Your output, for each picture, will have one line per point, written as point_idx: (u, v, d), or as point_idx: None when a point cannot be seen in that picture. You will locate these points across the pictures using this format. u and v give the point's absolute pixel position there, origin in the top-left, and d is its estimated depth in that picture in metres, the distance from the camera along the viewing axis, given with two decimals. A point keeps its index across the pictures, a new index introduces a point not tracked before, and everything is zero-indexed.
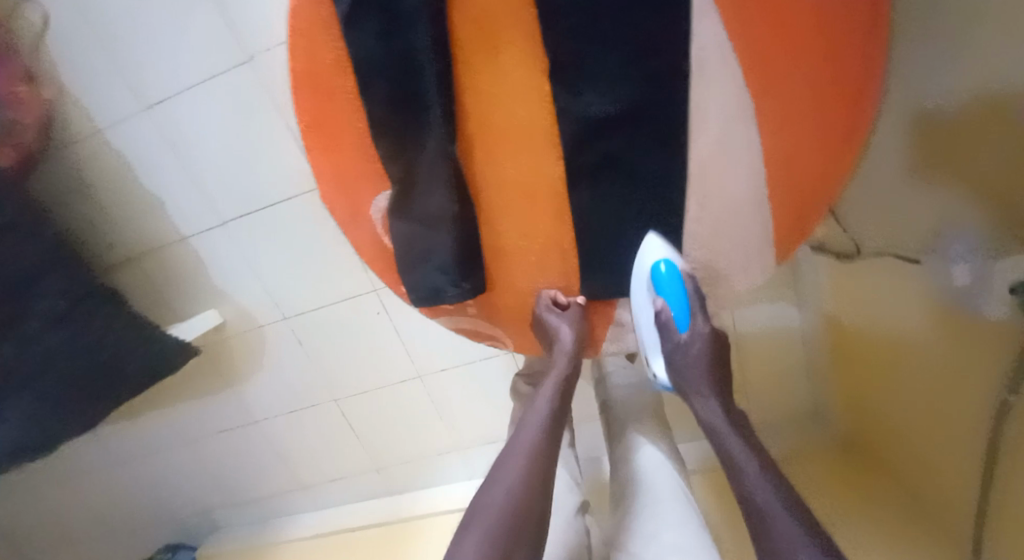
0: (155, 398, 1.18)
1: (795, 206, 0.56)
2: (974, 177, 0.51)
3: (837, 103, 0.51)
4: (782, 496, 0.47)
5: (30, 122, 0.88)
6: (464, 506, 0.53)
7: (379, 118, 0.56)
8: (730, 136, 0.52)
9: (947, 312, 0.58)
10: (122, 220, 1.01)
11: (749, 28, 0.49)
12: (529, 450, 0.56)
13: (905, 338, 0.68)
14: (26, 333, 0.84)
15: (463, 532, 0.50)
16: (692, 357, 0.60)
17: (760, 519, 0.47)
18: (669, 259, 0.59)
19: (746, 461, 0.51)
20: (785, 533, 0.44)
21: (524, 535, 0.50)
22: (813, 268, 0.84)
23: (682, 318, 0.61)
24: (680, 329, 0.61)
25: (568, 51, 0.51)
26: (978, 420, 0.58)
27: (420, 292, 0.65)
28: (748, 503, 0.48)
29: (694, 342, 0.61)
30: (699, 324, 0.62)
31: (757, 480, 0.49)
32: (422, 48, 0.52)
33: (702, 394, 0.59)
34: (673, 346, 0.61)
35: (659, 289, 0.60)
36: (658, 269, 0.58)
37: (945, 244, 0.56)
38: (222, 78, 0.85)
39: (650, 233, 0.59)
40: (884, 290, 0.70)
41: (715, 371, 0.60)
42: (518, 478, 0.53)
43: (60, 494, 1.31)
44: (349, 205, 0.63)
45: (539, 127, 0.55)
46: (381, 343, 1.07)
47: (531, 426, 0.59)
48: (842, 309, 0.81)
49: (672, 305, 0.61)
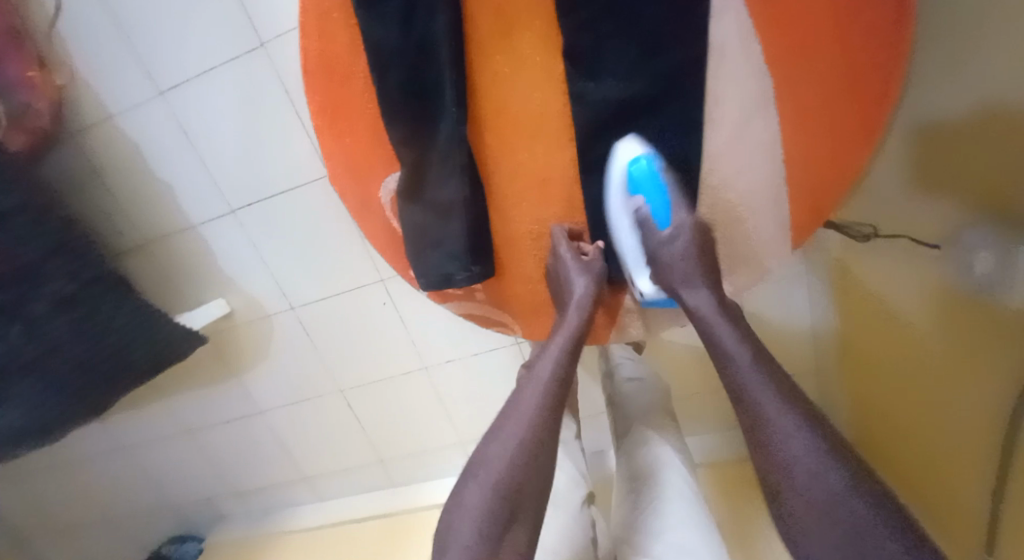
0: (160, 387, 1.19)
1: (810, 196, 0.54)
2: (1002, 180, 0.48)
3: (861, 94, 0.49)
4: (806, 426, 0.44)
5: (43, 106, 0.89)
6: (469, 456, 0.54)
7: (392, 101, 0.55)
8: (746, 118, 0.51)
9: (952, 296, 0.57)
10: (132, 207, 1.01)
11: (766, 14, 0.48)
12: (537, 405, 0.54)
13: (912, 318, 0.66)
14: (32, 317, 0.84)
15: (467, 481, 0.51)
16: (679, 252, 0.55)
17: (779, 460, 0.43)
18: (648, 155, 0.54)
19: (757, 384, 0.47)
20: (793, 443, 0.43)
21: (526, 491, 0.50)
22: (817, 262, 0.86)
23: (661, 213, 0.57)
24: (661, 225, 0.57)
25: (586, 37, 0.50)
26: (989, 409, 0.57)
27: (430, 277, 0.64)
28: (764, 439, 0.45)
29: (679, 236, 0.56)
30: (683, 214, 0.56)
31: (774, 410, 0.45)
32: (438, 32, 0.51)
33: (692, 284, 0.55)
34: (656, 242, 0.57)
35: (636, 187, 0.55)
36: (636, 167, 0.54)
37: (963, 237, 0.53)
38: (233, 64, 0.85)
39: (625, 136, 0.54)
40: (896, 263, 0.67)
41: (705, 260, 0.55)
42: (525, 429, 0.53)
43: (69, 480, 1.32)
44: (361, 188, 0.64)
45: (553, 112, 0.55)
46: (385, 332, 1.06)
47: (538, 381, 0.56)
48: (848, 286, 0.80)
49: (651, 202, 0.57)
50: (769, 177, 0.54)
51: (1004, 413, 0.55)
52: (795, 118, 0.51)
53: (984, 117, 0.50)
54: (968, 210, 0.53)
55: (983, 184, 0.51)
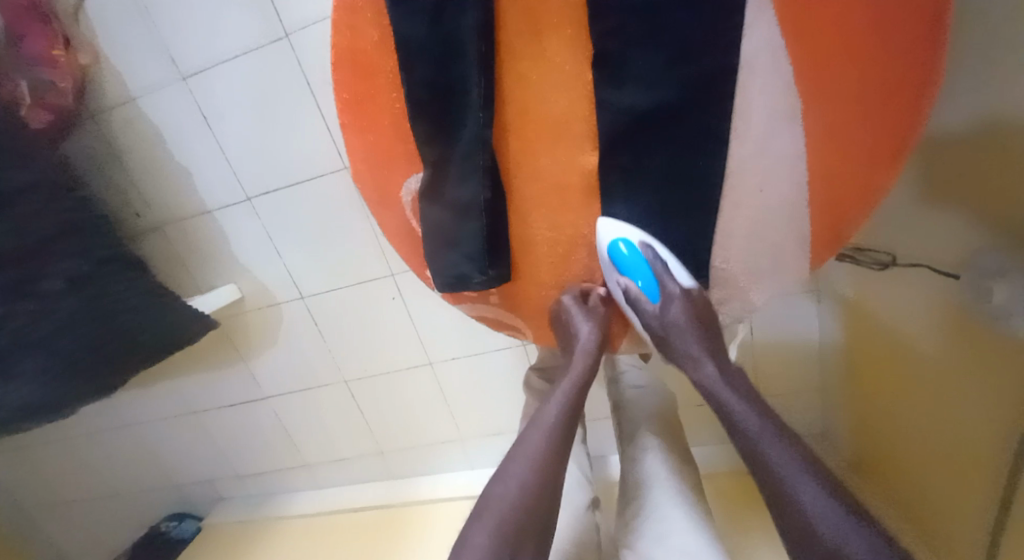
0: (168, 369, 1.21)
1: (830, 214, 0.55)
2: (1010, 210, 0.49)
3: (890, 113, 0.50)
4: (815, 477, 0.45)
5: (66, 84, 0.90)
6: (474, 499, 0.52)
7: (418, 98, 0.56)
8: (772, 135, 0.51)
9: (960, 318, 0.57)
10: (149, 189, 1.02)
11: (798, 31, 0.47)
12: (540, 447, 0.55)
13: (913, 343, 0.68)
14: (44, 293, 0.82)
15: (473, 522, 0.50)
16: (675, 325, 0.59)
17: (781, 488, 0.46)
18: (626, 237, 0.58)
19: (758, 425, 0.50)
20: (790, 471, 0.46)
21: (530, 529, 0.49)
22: (831, 287, 0.86)
23: (651, 290, 0.61)
24: (652, 300, 0.61)
25: (613, 43, 0.50)
26: (990, 427, 0.56)
27: (445, 277, 0.66)
28: (777, 482, 0.46)
29: (670, 307, 0.59)
30: (670, 288, 0.59)
31: (786, 462, 0.47)
32: (467, 33, 0.52)
33: (699, 359, 0.59)
34: (652, 318, 0.61)
35: (623, 267, 0.60)
36: (618, 250, 0.59)
37: (976, 260, 0.53)
38: (256, 52, 0.85)
39: (601, 219, 0.59)
40: (906, 301, 0.68)
41: (704, 332, 0.59)
42: (529, 472, 0.52)
43: (76, 453, 1.34)
44: (383, 185, 0.65)
45: (577, 117, 0.54)
46: (392, 325, 1.07)
47: (542, 427, 0.57)
48: (860, 318, 0.80)
49: (639, 281, 0.61)
50: (790, 197, 0.53)
51: (1005, 431, 0.54)
52: (821, 138, 0.51)
53: (1002, 142, 0.50)
54: (983, 230, 0.53)
55: (989, 208, 0.52)
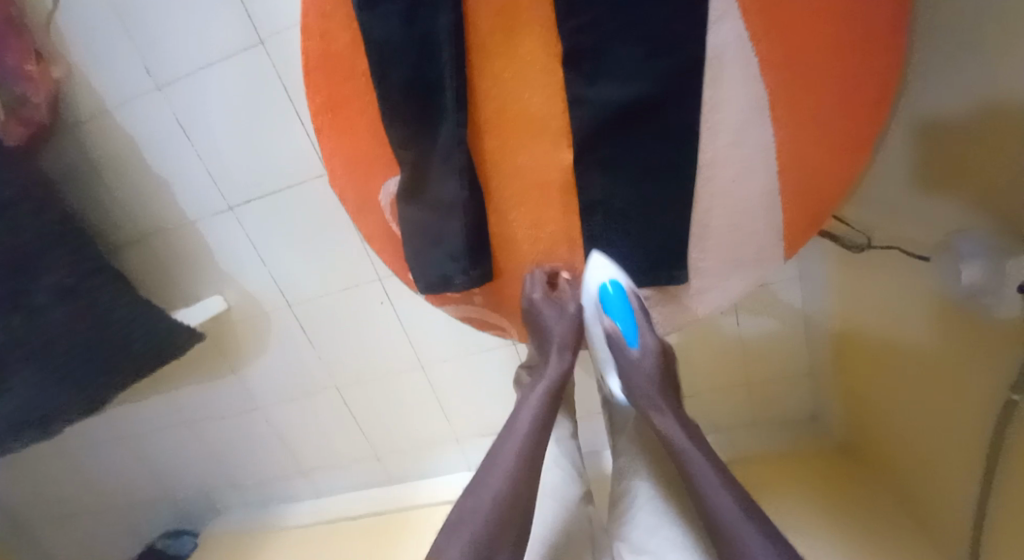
0: (158, 382, 1.20)
1: (804, 203, 0.56)
2: (999, 199, 0.48)
3: (855, 102, 0.51)
4: (741, 503, 0.48)
5: (41, 99, 0.89)
6: (447, 515, 0.52)
7: (393, 101, 0.56)
8: (745, 125, 0.51)
9: (950, 310, 0.57)
10: (129, 202, 1.01)
11: (765, 23, 0.48)
12: (516, 455, 0.55)
13: (900, 331, 0.68)
14: (32, 304, 0.84)
15: (448, 536, 0.50)
16: (644, 368, 0.62)
17: (711, 512, 0.48)
18: (615, 279, 0.60)
19: (694, 453, 0.53)
20: (720, 498, 0.49)
21: (510, 524, 0.51)
22: (811, 280, 0.86)
23: (631, 335, 0.63)
24: (631, 345, 0.63)
25: (584, 40, 0.50)
26: (979, 418, 0.57)
27: (428, 279, 0.65)
28: (706, 507, 0.49)
29: (645, 356, 0.62)
30: (648, 338, 0.63)
31: (715, 488, 0.50)
32: (441, 33, 0.52)
33: (656, 407, 0.60)
34: (625, 360, 0.63)
35: (608, 308, 0.62)
36: (604, 289, 0.60)
37: (956, 244, 0.52)
38: (233, 61, 0.85)
39: (593, 251, 0.61)
40: (892, 287, 0.68)
41: (664, 382, 0.62)
42: (504, 483, 0.53)
43: (68, 471, 1.33)
44: (362, 190, 0.65)
45: (552, 116, 0.55)
46: (381, 330, 1.07)
47: (515, 438, 0.57)
48: (847, 314, 0.80)
49: (620, 324, 0.63)
50: (765, 186, 0.54)
51: (994, 416, 0.55)
52: (792, 127, 0.51)
53: (969, 128, 0.51)
54: (974, 215, 0.52)
55: (983, 195, 0.50)
